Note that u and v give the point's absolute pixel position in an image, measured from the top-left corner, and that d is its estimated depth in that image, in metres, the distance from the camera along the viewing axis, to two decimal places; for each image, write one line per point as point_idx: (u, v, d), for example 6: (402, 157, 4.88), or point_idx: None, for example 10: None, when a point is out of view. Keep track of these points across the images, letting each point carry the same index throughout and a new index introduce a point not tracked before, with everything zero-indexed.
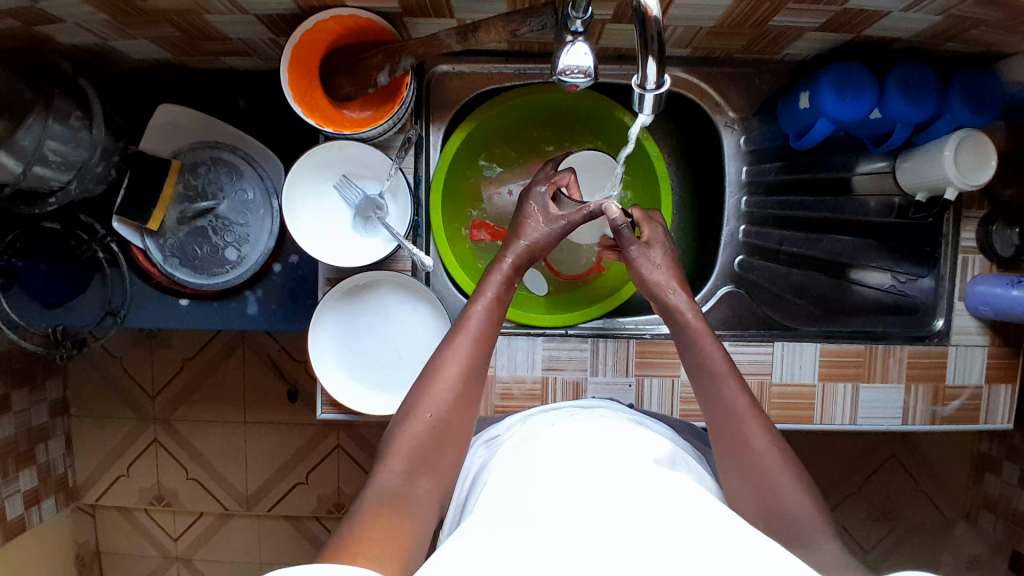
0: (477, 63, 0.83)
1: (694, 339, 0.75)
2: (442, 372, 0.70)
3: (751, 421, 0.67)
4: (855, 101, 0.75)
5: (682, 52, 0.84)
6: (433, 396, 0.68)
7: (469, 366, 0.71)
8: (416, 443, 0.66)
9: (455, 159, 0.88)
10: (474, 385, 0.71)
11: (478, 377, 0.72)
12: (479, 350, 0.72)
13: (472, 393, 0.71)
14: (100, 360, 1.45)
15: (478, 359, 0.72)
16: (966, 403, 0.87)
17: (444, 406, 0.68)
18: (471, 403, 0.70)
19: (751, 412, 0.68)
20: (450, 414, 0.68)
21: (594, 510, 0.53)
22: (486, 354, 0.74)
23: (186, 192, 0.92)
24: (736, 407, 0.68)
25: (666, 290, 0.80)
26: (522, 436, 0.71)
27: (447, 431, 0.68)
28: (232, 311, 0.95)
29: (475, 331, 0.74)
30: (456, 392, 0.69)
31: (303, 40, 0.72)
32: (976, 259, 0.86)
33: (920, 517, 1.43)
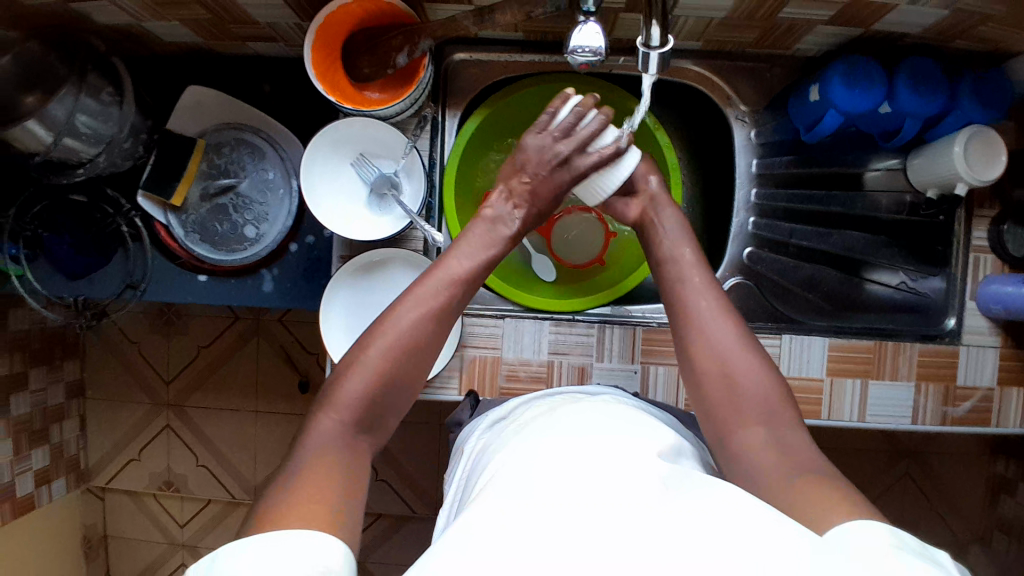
0: (492, 51, 0.86)
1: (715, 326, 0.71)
2: (388, 331, 0.69)
3: (756, 373, 0.67)
4: (865, 93, 0.76)
5: (694, 45, 0.85)
6: (369, 355, 0.67)
7: (414, 331, 0.69)
8: (354, 399, 0.66)
9: (470, 144, 0.90)
10: (416, 353, 0.69)
11: (423, 343, 0.70)
12: (429, 321, 0.70)
13: (412, 357, 0.69)
14: (118, 343, 1.49)
15: (430, 329, 0.70)
16: (978, 404, 0.85)
17: (382, 366, 0.67)
18: (412, 372, 0.69)
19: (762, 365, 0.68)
20: (392, 372, 0.68)
21: (584, 500, 0.52)
22: (440, 325, 0.71)
23: (209, 170, 0.95)
24: (741, 351, 0.69)
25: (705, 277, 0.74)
26: (527, 419, 0.71)
27: (391, 386, 0.68)
28: (248, 289, 0.97)
29: (435, 306, 0.71)
30: (393, 353, 0.68)
31: (327, 21, 0.75)
32: (987, 258, 0.86)
33: (934, 536, 1.39)
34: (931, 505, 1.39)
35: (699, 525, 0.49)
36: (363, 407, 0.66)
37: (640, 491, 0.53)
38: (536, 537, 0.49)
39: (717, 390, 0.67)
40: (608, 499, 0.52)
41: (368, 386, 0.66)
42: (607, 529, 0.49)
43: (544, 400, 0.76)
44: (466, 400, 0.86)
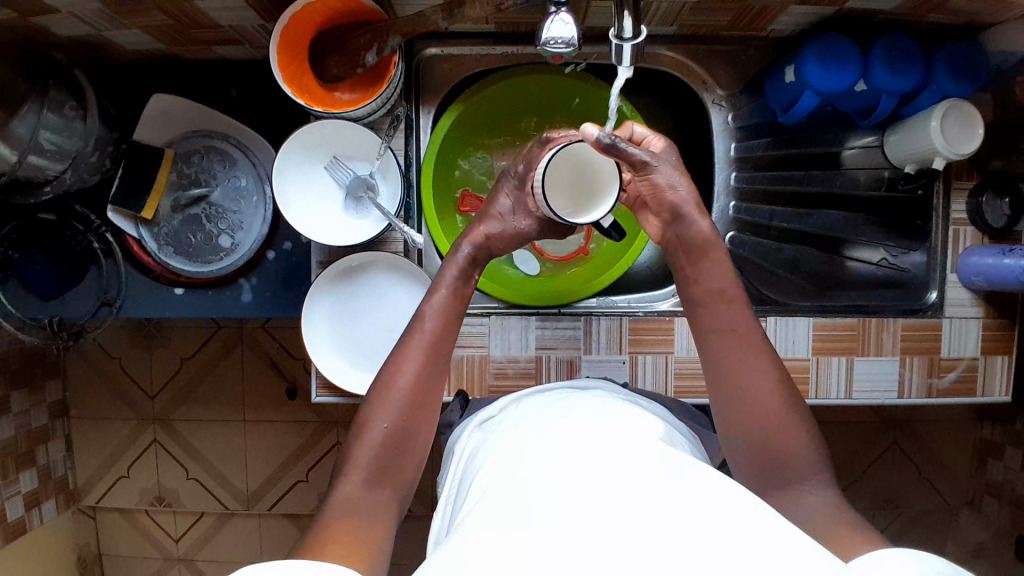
0: (462, 44, 0.84)
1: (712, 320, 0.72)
2: (394, 379, 0.69)
3: (752, 357, 0.68)
4: (840, 72, 0.76)
5: (668, 30, 0.84)
6: (385, 407, 0.67)
7: (422, 371, 0.69)
8: (377, 456, 0.65)
9: (446, 140, 0.89)
10: (429, 393, 0.69)
11: (432, 381, 0.70)
12: (428, 354, 0.71)
13: (427, 399, 0.69)
14: (98, 360, 1.46)
15: (430, 361, 0.70)
16: (963, 375, 0.86)
17: (400, 415, 0.67)
18: (423, 413, 0.69)
19: (755, 346, 0.69)
20: (410, 416, 0.67)
21: (576, 500, 0.51)
22: (443, 354, 0.72)
23: (179, 181, 0.93)
24: (745, 335, 0.70)
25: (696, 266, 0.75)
26: (515, 417, 0.71)
27: (405, 436, 0.67)
28: (227, 299, 0.95)
29: (428, 334, 0.72)
30: (410, 401, 0.68)
31: (291, 22, 0.73)
32: (966, 231, 0.86)
33: (924, 502, 1.41)
34: (921, 472, 1.41)
35: (688, 518, 0.48)
36: (387, 460, 0.65)
37: (632, 488, 0.51)
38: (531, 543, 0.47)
39: (721, 375, 0.69)
40: (590, 492, 0.51)
41: (383, 443, 0.65)
42: (591, 518, 0.49)
43: (529, 398, 0.76)
44: (455, 400, 0.85)
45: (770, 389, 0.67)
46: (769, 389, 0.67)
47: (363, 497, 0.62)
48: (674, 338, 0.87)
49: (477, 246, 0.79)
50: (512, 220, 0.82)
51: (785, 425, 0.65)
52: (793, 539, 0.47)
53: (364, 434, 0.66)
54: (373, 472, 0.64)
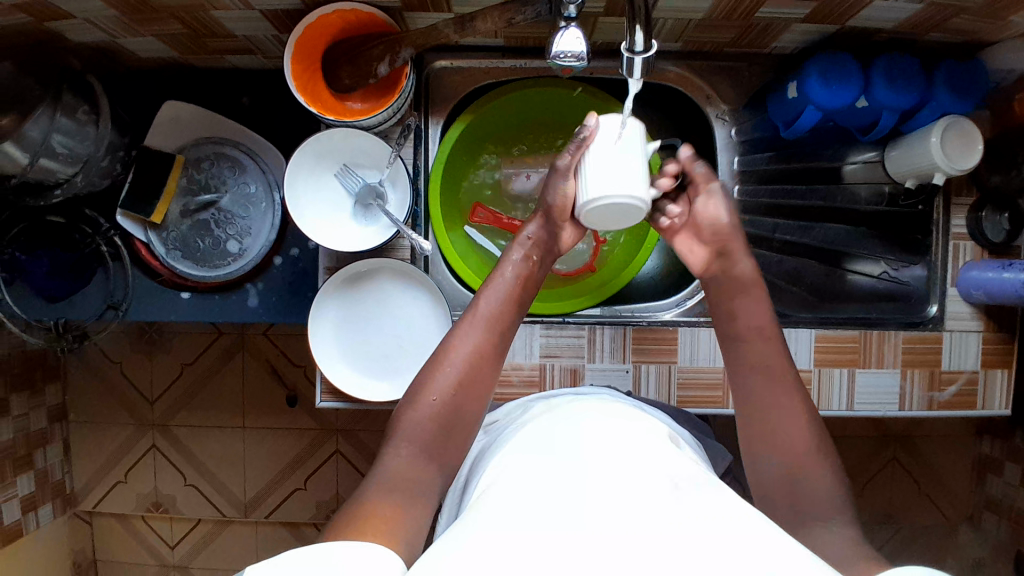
0: (474, 56, 0.85)
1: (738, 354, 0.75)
2: (448, 356, 0.69)
3: (773, 385, 0.71)
4: (841, 88, 0.77)
5: (674, 46, 0.86)
6: (433, 382, 0.67)
7: (477, 350, 0.70)
8: (422, 431, 0.65)
9: (454, 150, 0.90)
10: (481, 371, 0.70)
11: (486, 361, 0.70)
12: (485, 334, 0.71)
13: (479, 380, 0.69)
14: (100, 364, 1.46)
15: (484, 342, 0.71)
16: (963, 387, 0.87)
17: (448, 389, 0.67)
18: (475, 393, 0.69)
19: (774, 375, 0.72)
20: (462, 392, 0.68)
21: (581, 498, 0.51)
22: (499, 336, 0.72)
23: (189, 186, 0.94)
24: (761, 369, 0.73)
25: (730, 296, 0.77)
26: (526, 419, 0.71)
27: (455, 416, 0.67)
28: (232, 304, 0.95)
29: (484, 316, 0.72)
30: (461, 377, 0.68)
31: (307, 33, 0.75)
32: (966, 246, 0.88)
33: (925, 517, 1.41)
34: (921, 487, 1.41)
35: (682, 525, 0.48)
36: (435, 435, 0.66)
37: (651, 495, 0.51)
38: (539, 535, 0.48)
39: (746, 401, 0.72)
40: (625, 487, 0.52)
41: (431, 417, 0.66)
42: (604, 518, 0.49)
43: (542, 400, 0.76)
44: None
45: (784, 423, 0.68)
46: (791, 419, 0.69)
47: (394, 478, 0.62)
48: (678, 348, 0.87)
49: (541, 233, 0.78)
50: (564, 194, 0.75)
51: None
52: (800, 554, 0.47)
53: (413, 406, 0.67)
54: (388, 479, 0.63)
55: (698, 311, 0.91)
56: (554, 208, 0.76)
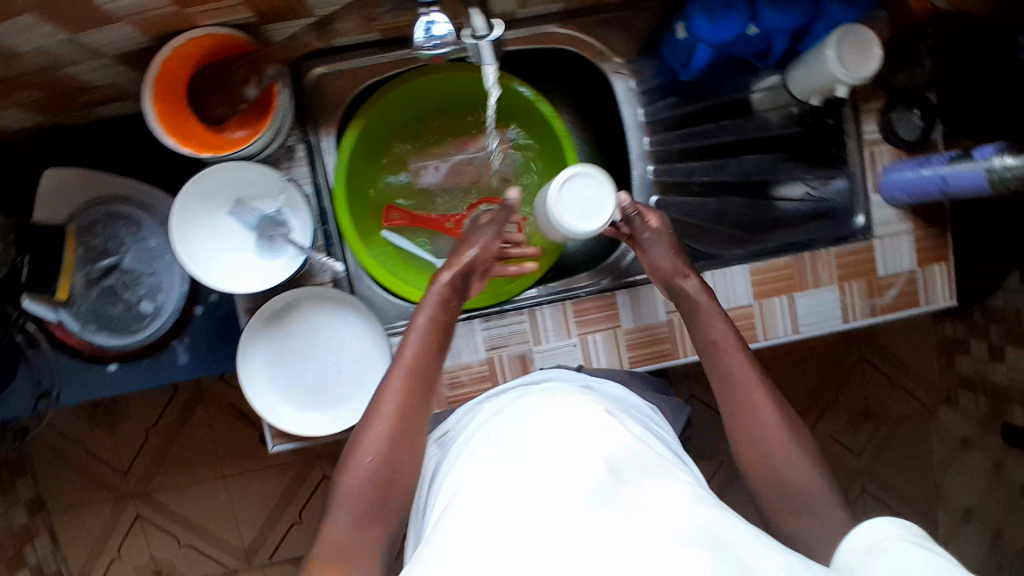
0: (352, 57, 0.81)
1: (700, 321, 0.76)
2: (379, 415, 0.65)
3: (734, 356, 0.73)
4: (726, 21, 0.77)
5: (555, 7, 0.82)
6: (366, 444, 0.63)
7: (403, 401, 0.66)
8: (364, 493, 0.62)
9: (353, 160, 0.86)
10: (416, 424, 0.66)
11: (419, 408, 0.66)
12: (412, 385, 0.67)
13: (413, 435, 0.65)
14: (62, 445, 1.41)
15: (413, 393, 0.67)
16: (903, 289, 0.88)
17: (383, 449, 0.63)
18: (412, 449, 0.65)
19: (733, 347, 0.73)
20: (396, 447, 0.64)
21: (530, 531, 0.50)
22: (426, 383, 0.68)
23: (88, 254, 0.88)
24: (721, 340, 0.74)
25: (681, 277, 0.79)
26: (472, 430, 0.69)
27: (394, 471, 0.63)
28: (161, 365, 0.91)
29: (410, 367, 0.68)
30: (394, 434, 0.64)
31: (162, 70, 0.70)
32: (882, 150, 0.87)
33: (903, 406, 1.45)
34: (891, 379, 1.44)
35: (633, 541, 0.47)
36: (378, 492, 0.62)
37: (592, 512, 0.50)
38: None
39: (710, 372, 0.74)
40: (570, 511, 0.50)
41: (371, 478, 0.62)
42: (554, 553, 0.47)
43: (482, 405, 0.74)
44: None
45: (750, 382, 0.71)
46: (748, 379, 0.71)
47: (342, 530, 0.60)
48: (619, 310, 0.87)
49: (456, 276, 0.76)
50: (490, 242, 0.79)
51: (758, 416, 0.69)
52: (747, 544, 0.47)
53: (347, 472, 0.63)
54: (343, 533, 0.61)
55: (632, 270, 0.90)
56: (476, 258, 0.77)
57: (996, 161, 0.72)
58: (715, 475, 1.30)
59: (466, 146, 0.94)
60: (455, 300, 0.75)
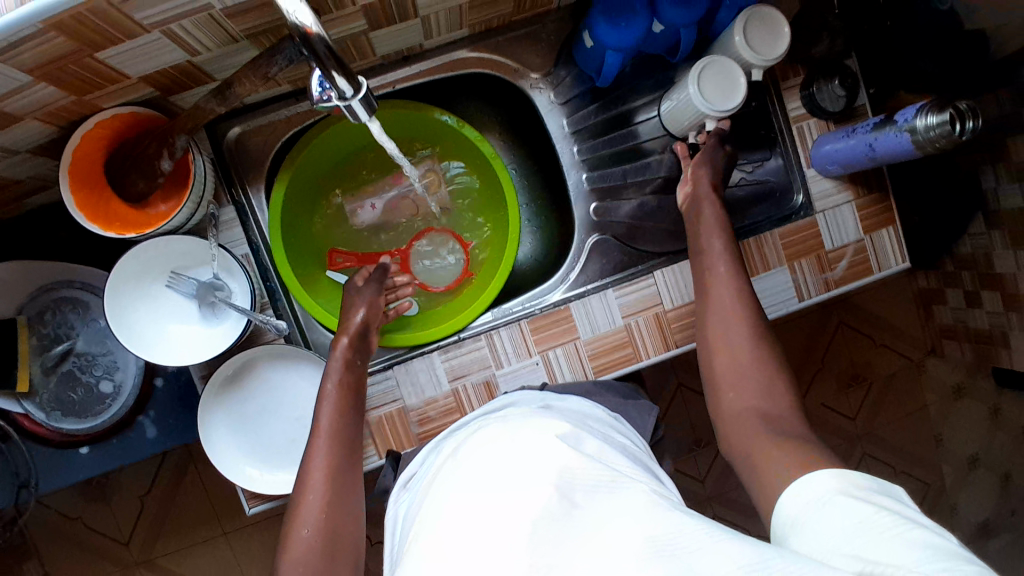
0: (267, 111, 0.81)
1: (704, 261, 0.74)
2: (306, 485, 0.65)
3: (738, 309, 0.69)
4: (628, 24, 0.77)
5: (462, 33, 0.82)
6: (300, 516, 0.63)
7: (328, 471, 0.66)
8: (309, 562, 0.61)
9: (288, 212, 0.86)
10: (346, 486, 0.66)
11: (346, 472, 0.67)
12: (334, 450, 0.68)
13: (345, 498, 0.65)
14: (61, 527, 1.40)
15: (339, 457, 0.68)
16: (853, 259, 0.88)
17: (319, 516, 0.63)
18: (348, 511, 0.65)
19: (739, 300, 0.70)
20: (331, 518, 0.63)
21: None
22: (347, 447, 0.69)
23: (41, 343, 0.88)
24: (723, 286, 0.71)
25: (703, 201, 0.78)
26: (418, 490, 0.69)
27: (337, 535, 0.63)
28: (132, 442, 0.91)
29: (329, 432, 0.69)
30: (327, 500, 0.64)
31: (75, 159, 0.70)
32: (810, 124, 0.89)
33: (890, 365, 1.43)
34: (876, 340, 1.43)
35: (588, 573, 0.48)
36: (326, 559, 0.61)
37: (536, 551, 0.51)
38: None
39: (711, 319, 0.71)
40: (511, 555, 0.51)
41: (315, 546, 0.61)
42: None
43: (427, 459, 0.74)
44: (386, 463, 0.83)
45: (745, 340, 0.67)
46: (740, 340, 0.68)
47: None
48: (575, 323, 0.85)
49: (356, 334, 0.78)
50: (365, 299, 0.82)
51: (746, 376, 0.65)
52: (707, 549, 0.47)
53: (285, 551, 0.62)
54: None
55: (584, 280, 0.89)
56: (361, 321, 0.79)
57: (918, 123, 0.72)
58: (713, 461, 1.30)
59: (396, 182, 0.95)
60: (360, 359, 0.77)
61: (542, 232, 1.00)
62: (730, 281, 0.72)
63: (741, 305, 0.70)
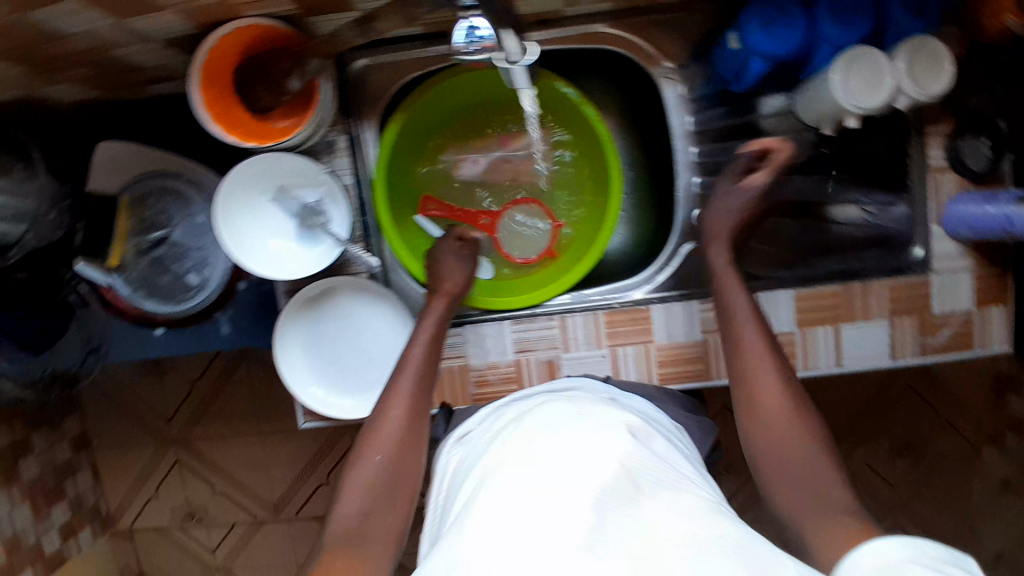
0: (397, 49, 0.81)
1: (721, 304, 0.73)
2: (386, 412, 0.68)
3: (767, 359, 0.68)
4: (783, 30, 0.72)
5: (606, 5, 0.80)
6: (376, 441, 0.66)
7: (406, 412, 0.68)
8: (376, 485, 0.64)
9: (394, 151, 0.86)
10: (420, 423, 0.68)
11: (422, 410, 0.69)
12: (418, 386, 0.70)
13: (417, 435, 0.68)
14: (111, 390, 1.49)
15: (419, 394, 0.70)
16: (957, 329, 0.83)
17: (393, 445, 0.66)
18: (417, 445, 0.67)
19: (768, 351, 0.68)
20: (401, 452, 0.66)
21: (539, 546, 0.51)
22: (427, 386, 0.71)
23: (140, 225, 0.91)
24: (746, 331, 0.70)
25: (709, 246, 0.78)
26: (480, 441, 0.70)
27: (404, 468, 0.65)
28: (206, 333, 0.96)
29: (416, 368, 0.71)
30: (403, 433, 0.67)
31: (212, 58, 0.71)
32: (947, 177, 0.81)
33: (944, 441, 1.37)
34: (937, 411, 1.36)
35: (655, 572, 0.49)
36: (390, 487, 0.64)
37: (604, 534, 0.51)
38: None
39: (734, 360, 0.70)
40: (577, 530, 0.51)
41: (384, 472, 0.64)
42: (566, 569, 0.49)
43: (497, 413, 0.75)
44: (438, 414, 0.85)
45: (775, 389, 0.66)
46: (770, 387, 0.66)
47: (357, 513, 0.62)
48: (653, 326, 0.83)
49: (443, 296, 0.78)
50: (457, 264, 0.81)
51: (777, 425, 0.65)
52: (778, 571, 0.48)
53: (355, 468, 0.65)
54: (358, 520, 0.62)
55: (670, 285, 0.86)
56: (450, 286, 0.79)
57: None
58: (740, 488, 1.28)
59: (504, 143, 0.94)
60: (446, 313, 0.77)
61: (638, 225, 0.97)
62: (752, 325, 0.70)
63: (772, 357, 0.68)
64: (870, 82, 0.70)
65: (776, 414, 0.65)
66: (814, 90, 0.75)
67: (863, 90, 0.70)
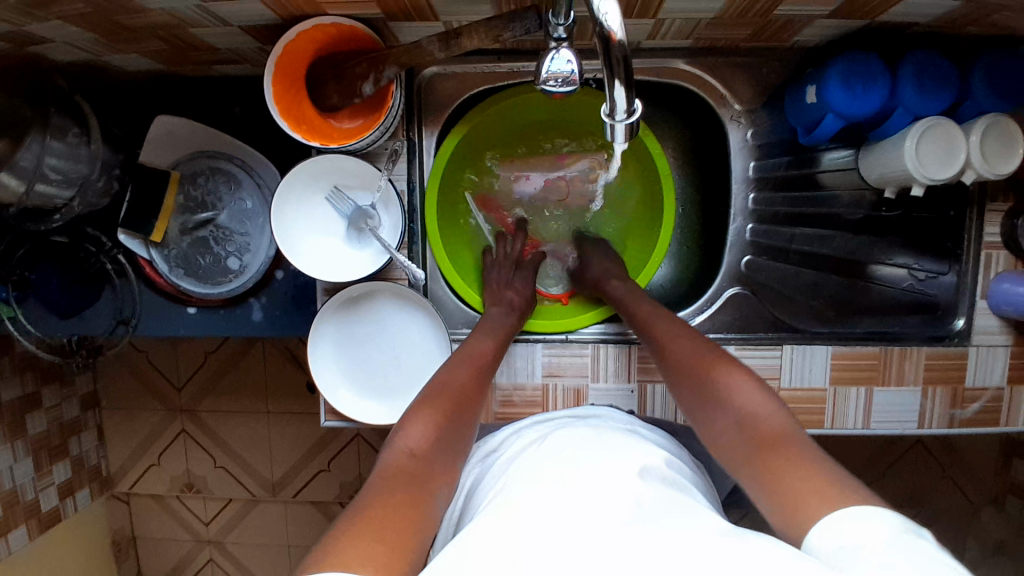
0: (468, 62, 0.81)
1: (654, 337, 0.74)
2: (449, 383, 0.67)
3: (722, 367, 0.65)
4: (864, 92, 0.71)
5: (685, 43, 0.79)
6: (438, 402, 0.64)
7: (468, 389, 0.67)
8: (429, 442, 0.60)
9: (451, 162, 0.87)
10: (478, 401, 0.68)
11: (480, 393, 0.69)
12: (480, 371, 0.71)
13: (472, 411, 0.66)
14: (127, 353, 1.49)
15: (479, 378, 0.70)
16: (988, 404, 0.83)
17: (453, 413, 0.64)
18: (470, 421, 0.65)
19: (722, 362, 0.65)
20: (457, 422, 0.64)
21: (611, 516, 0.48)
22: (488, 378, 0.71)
23: (187, 203, 0.92)
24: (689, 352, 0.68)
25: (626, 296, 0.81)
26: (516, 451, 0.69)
27: (457, 436, 0.63)
28: (238, 318, 0.95)
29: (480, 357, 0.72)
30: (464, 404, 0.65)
31: (286, 53, 0.71)
32: (999, 255, 0.81)
33: (945, 500, 1.37)
34: (943, 471, 1.36)
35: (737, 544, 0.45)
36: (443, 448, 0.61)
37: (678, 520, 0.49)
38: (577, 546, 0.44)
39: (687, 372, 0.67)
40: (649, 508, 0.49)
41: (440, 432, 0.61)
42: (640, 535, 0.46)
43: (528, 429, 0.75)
44: None
45: (740, 388, 0.62)
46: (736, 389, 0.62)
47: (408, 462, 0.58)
48: None
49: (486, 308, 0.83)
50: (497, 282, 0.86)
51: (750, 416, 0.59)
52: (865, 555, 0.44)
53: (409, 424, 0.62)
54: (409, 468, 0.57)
55: (709, 326, 0.86)
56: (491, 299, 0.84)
57: None
58: None
59: (558, 162, 0.95)
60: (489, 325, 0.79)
61: (681, 261, 0.97)
62: (690, 348, 0.69)
63: (717, 361, 0.66)
64: (943, 156, 0.70)
65: (750, 409, 0.59)
66: (885, 153, 0.75)
67: (937, 164, 0.70)
